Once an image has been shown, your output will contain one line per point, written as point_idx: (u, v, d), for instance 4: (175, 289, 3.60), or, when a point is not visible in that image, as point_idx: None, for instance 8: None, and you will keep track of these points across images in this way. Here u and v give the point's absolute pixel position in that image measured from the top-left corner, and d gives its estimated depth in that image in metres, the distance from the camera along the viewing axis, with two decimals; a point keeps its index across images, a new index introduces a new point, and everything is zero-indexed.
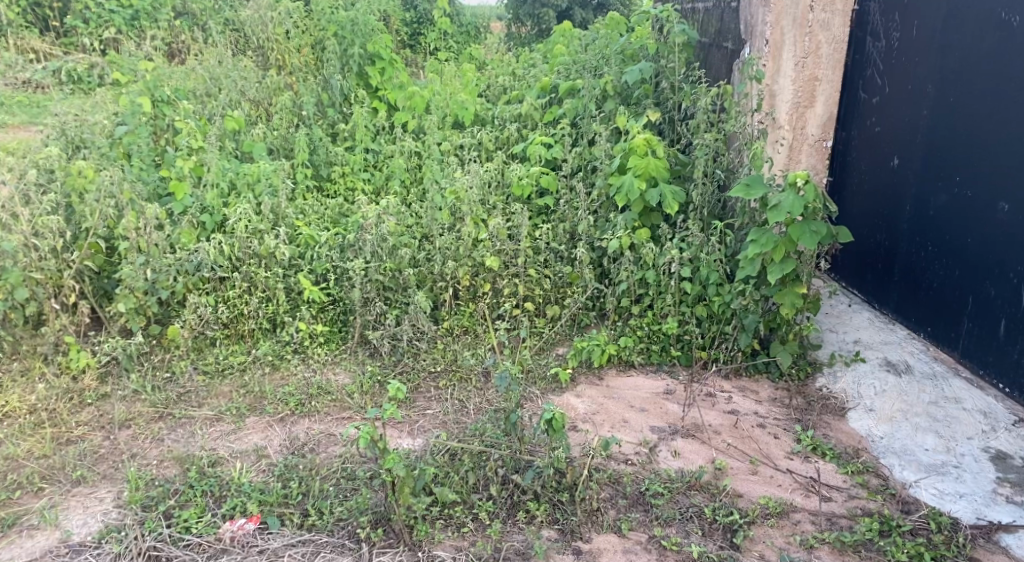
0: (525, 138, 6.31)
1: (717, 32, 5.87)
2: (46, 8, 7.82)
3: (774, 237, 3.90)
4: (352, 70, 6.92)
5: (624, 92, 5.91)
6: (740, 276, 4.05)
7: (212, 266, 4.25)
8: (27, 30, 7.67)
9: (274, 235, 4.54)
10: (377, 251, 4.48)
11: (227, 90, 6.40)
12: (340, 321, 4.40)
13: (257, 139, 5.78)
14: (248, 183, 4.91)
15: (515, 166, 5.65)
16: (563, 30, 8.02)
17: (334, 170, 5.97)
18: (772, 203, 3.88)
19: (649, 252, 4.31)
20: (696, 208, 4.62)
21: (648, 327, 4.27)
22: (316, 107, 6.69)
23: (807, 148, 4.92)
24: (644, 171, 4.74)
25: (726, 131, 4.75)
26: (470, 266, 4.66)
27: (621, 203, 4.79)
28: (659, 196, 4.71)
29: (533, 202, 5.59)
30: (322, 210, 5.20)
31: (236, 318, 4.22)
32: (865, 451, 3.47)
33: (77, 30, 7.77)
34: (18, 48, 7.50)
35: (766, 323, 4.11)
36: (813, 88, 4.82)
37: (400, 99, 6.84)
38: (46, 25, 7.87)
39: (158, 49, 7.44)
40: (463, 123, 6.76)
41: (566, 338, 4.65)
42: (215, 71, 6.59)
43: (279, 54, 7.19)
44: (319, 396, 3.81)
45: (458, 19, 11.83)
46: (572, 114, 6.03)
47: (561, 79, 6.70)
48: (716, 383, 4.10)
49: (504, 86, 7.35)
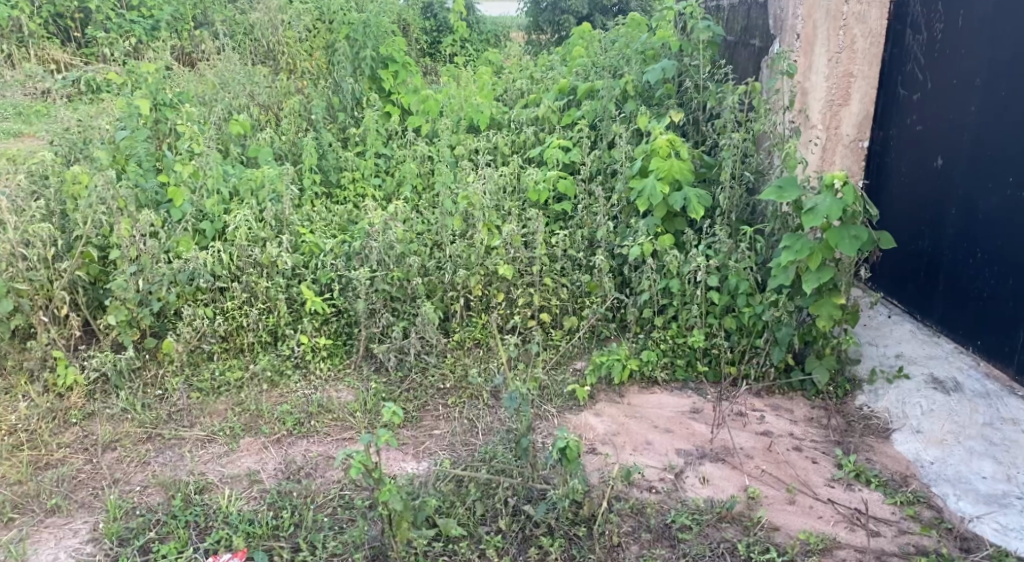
0: (542, 141, 6.07)
1: (744, 28, 5.59)
2: (69, 19, 7.66)
3: (809, 243, 3.61)
4: (364, 73, 6.71)
5: (645, 93, 5.64)
6: (773, 285, 3.75)
7: (209, 276, 4.02)
8: (48, 41, 7.49)
9: (277, 243, 4.34)
10: (384, 260, 4.23)
11: (237, 94, 6.20)
12: (345, 334, 4.16)
13: (264, 144, 5.57)
14: (251, 188, 4.70)
15: (531, 170, 5.40)
16: (583, 31, 7.78)
17: (344, 176, 5.76)
18: (807, 206, 3.59)
19: (673, 260, 4.04)
20: (723, 212, 4.34)
21: (672, 339, 3.99)
22: (327, 111, 6.48)
23: (842, 148, 4.63)
24: (666, 173, 4.50)
25: (755, 132, 4.47)
26: (482, 275, 4.42)
27: (643, 207, 4.52)
28: (684, 200, 4.44)
29: (550, 208, 5.35)
30: (329, 217, 4.97)
31: (234, 331, 4.01)
32: (914, 479, 3.16)
33: (97, 40, 7.63)
34: (40, 59, 7.32)
35: (800, 335, 3.82)
36: (848, 84, 4.52)
37: (414, 103, 6.62)
38: (66, 35, 7.71)
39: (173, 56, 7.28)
40: (478, 127, 6.52)
41: (584, 351, 4.40)
42: (224, 76, 6.40)
43: (291, 58, 7.00)
44: (320, 415, 3.57)
45: (477, 26, 11.67)
46: (592, 116, 5.77)
47: (580, 80, 6.46)
48: (747, 401, 3.80)
49: (522, 89, 7.11)
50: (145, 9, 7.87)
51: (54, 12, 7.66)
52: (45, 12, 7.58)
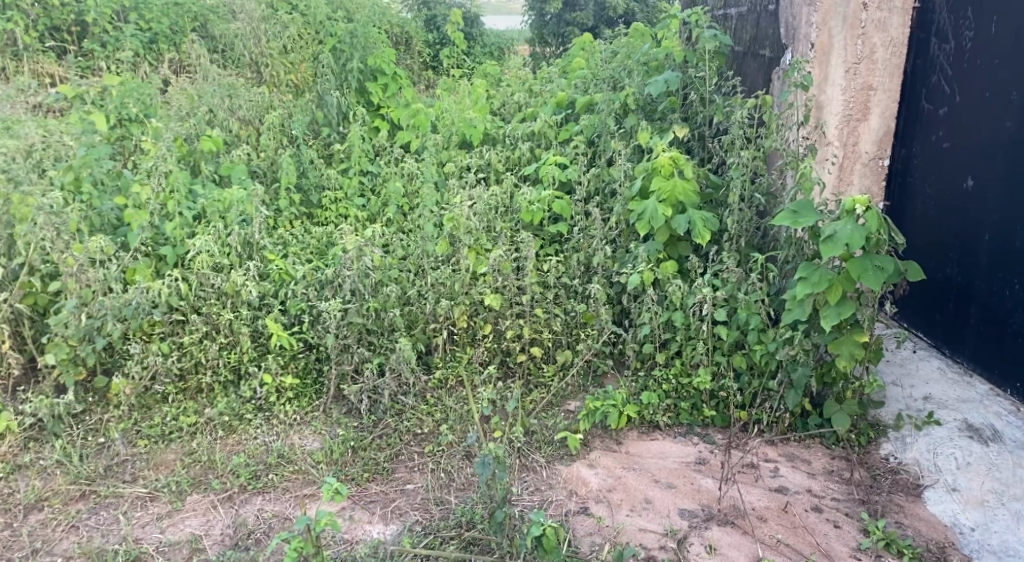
0: (537, 158, 5.73)
1: (752, 38, 5.25)
2: (64, 33, 7.37)
3: (828, 274, 3.24)
4: (352, 86, 6.39)
5: (647, 106, 5.29)
6: (787, 320, 3.36)
7: (163, 308, 3.66)
8: (42, 55, 7.12)
9: (242, 270, 4.00)
10: (359, 288, 3.89)
11: (217, 109, 5.88)
12: (315, 372, 3.79)
13: (241, 163, 5.23)
14: (218, 211, 4.36)
15: (525, 190, 5.06)
16: (584, 42, 7.44)
17: (325, 196, 5.40)
18: (825, 233, 3.22)
19: (675, 291, 3.68)
20: (732, 237, 3.97)
21: (675, 379, 3.62)
22: (311, 126, 6.14)
23: (861, 167, 4.27)
24: (669, 195, 4.15)
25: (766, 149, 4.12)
26: (468, 305, 4.09)
27: (643, 231, 4.16)
28: (688, 223, 4.08)
29: (545, 230, 5.00)
30: (307, 240, 4.63)
31: (194, 368, 3.65)
32: (953, 549, 2.80)
33: (94, 55, 7.33)
34: (34, 73, 6.92)
35: (818, 377, 3.43)
36: (866, 97, 4.17)
37: (404, 117, 6.29)
38: (62, 49, 7.41)
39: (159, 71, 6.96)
40: (472, 143, 6.18)
41: (580, 390, 4.03)
42: (206, 89, 6.07)
43: (277, 70, 6.68)
44: (279, 466, 3.23)
45: (478, 41, 11.44)
46: (590, 131, 5.43)
47: (579, 93, 6.12)
48: (759, 449, 3.42)
49: (519, 103, 6.77)
50: (144, 22, 7.59)
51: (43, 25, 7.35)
52: (41, 26, 7.28)
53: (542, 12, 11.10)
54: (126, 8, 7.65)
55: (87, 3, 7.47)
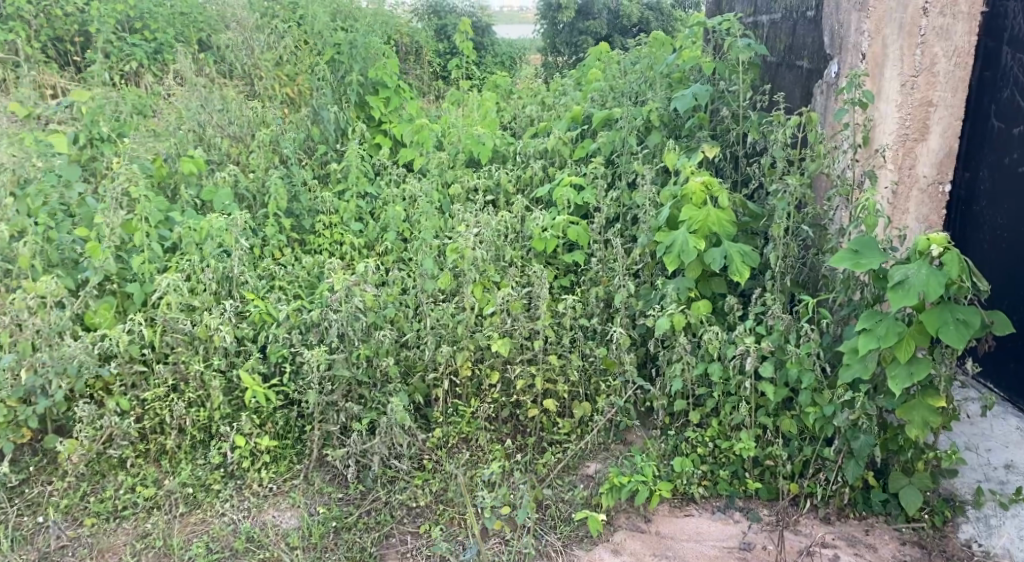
0: (551, 178, 5.27)
1: (789, 47, 4.76)
2: (68, 43, 7.00)
3: (897, 326, 2.74)
4: (351, 100, 5.94)
5: (672, 124, 4.82)
6: (847, 379, 2.85)
7: (123, 359, 3.22)
8: (45, 65, 6.74)
9: (219, 311, 3.55)
10: (348, 335, 3.42)
11: (207, 127, 5.44)
12: (297, 430, 3.33)
13: (229, 186, 4.79)
14: (193, 242, 3.91)
15: (537, 214, 4.61)
16: (600, 52, 6.96)
17: (318, 222, 4.93)
18: (894, 279, 2.72)
19: (712, 340, 3.20)
20: (774, 276, 3.48)
21: (712, 443, 3.15)
22: (307, 143, 5.69)
23: (917, 193, 3.76)
24: (701, 225, 3.67)
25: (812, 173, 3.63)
26: (472, 351, 3.61)
27: (671, 266, 3.67)
28: (723, 258, 3.60)
29: (559, 259, 4.55)
30: (297, 272, 4.18)
31: (157, 428, 3.21)
32: None
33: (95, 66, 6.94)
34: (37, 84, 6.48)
35: (882, 444, 2.94)
36: (926, 114, 3.67)
37: (407, 133, 5.83)
38: (64, 60, 7.04)
39: (154, 85, 6.57)
40: (479, 161, 5.73)
41: (601, 449, 3.54)
42: (196, 102, 5.63)
43: (271, 83, 6.22)
44: (247, 554, 2.90)
45: (488, 53, 11.09)
46: (608, 149, 4.95)
47: (596, 107, 5.66)
48: (815, 531, 2.96)
49: (531, 117, 6.30)
50: (147, 31, 7.20)
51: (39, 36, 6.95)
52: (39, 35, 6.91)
53: (555, 21, 10.67)
54: (132, 17, 7.27)
55: (89, 12, 7.09)
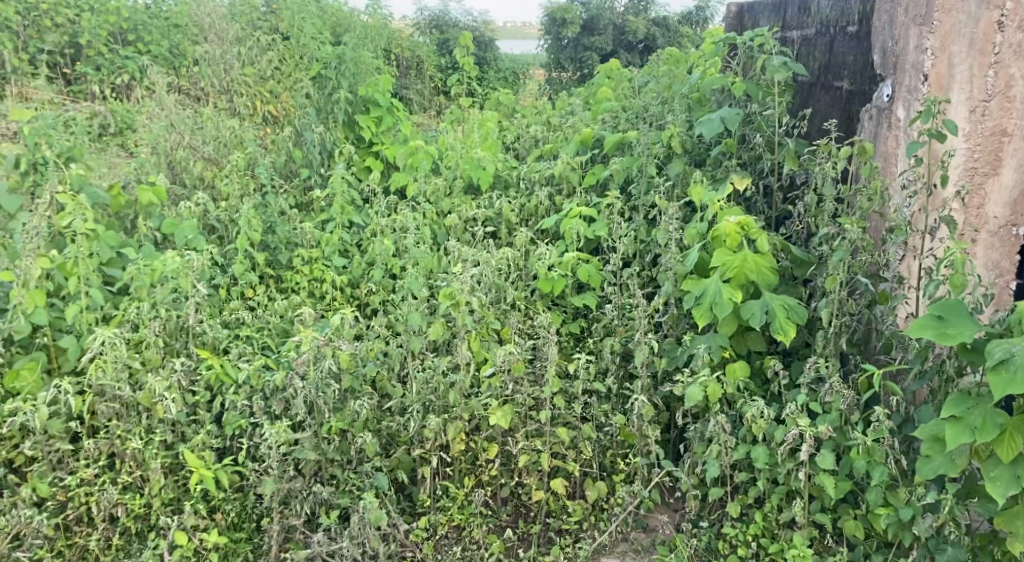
0: (558, 209, 4.75)
1: (828, 67, 4.24)
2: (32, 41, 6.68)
3: (996, 416, 2.21)
4: (338, 120, 5.43)
5: (695, 151, 4.30)
6: (929, 476, 2.32)
7: (40, 438, 2.69)
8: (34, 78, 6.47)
9: (167, 371, 3.01)
10: (318, 405, 2.90)
11: (179, 148, 4.94)
12: (256, 519, 2.83)
13: (196, 218, 4.27)
14: (143, 285, 3.38)
15: (543, 250, 4.13)
16: (610, 68, 6.44)
17: (297, 256, 4.40)
18: (993, 357, 2.18)
19: (756, 420, 2.67)
20: (827, 337, 2.95)
21: (757, 544, 2.64)
22: (288, 167, 5.16)
23: (987, 238, 3.21)
24: (735, 274, 3.15)
25: (863, 212, 3.16)
26: (466, 421, 3.07)
27: (702, 321, 3.14)
28: (764, 314, 3.07)
29: (568, 301, 4.04)
30: (269, 319, 3.77)
31: (83, 520, 2.70)
32: None
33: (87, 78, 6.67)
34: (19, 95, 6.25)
35: (971, 557, 2.39)
36: (998, 145, 3.14)
37: (399, 155, 5.31)
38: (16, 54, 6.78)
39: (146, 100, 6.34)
40: (479, 188, 5.21)
41: (620, 542, 2.99)
42: (168, 120, 5.13)
43: (253, 98, 5.70)
44: None
45: (491, 69, 10.65)
46: (622, 178, 4.43)
47: (607, 129, 5.13)
48: None
49: (536, 137, 5.78)
50: (141, 45, 7.00)
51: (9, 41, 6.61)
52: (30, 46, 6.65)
53: (559, 36, 10.17)
54: (126, 29, 7.12)
55: (73, 21, 6.86)
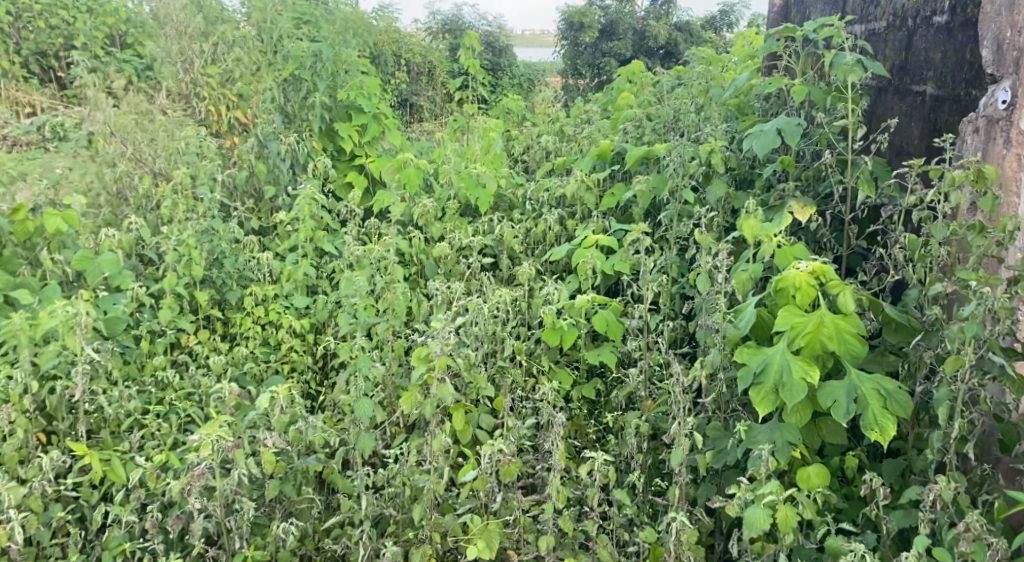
0: (570, 236, 3.94)
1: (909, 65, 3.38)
2: (53, 59, 7.16)
3: None
4: (315, 128, 4.65)
5: (739, 169, 3.47)
6: None
7: None
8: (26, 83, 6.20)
9: (32, 470, 2.24)
10: (228, 529, 2.12)
11: (125, 161, 4.21)
12: None
13: (125, 248, 3.51)
14: (21, 344, 2.60)
15: (550, 291, 3.31)
16: (633, 71, 5.61)
17: (249, 295, 3.61)
18: None
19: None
20: (940, 442, 2.13)
21: None
22: (251, 184, 4.38)
23: None
24: (808, 342, 2.31)
25: (982, 261, 2.32)
26: (439, 543, 2.30)
27: (764, 407, 2.31)
28: (851, 399, 2.23)
29: (581, 356, 3.23)
30: (202, 384, 3.01)
31: None
32: None
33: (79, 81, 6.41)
34: (12, 101, 6.51)
35: None
36: None
37: (386, 171, 4.50)
38: (49, 76, 7.23)
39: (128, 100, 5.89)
40: (477, 209, 4.40)
41: None
42: (118, 129, 4.40)
43: (217, 103, 4.94)
44: None
45: (504, 75, 9.90)
46: (648, 201, 3.61)
47: (630, 140, 4.30)
48: None
49: (547, 149, 4.97)
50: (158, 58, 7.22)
51: (50, 65, 7.18)
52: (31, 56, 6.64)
53: (576, 41, 9.38)
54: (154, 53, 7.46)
55: (75, 26, 7.20)
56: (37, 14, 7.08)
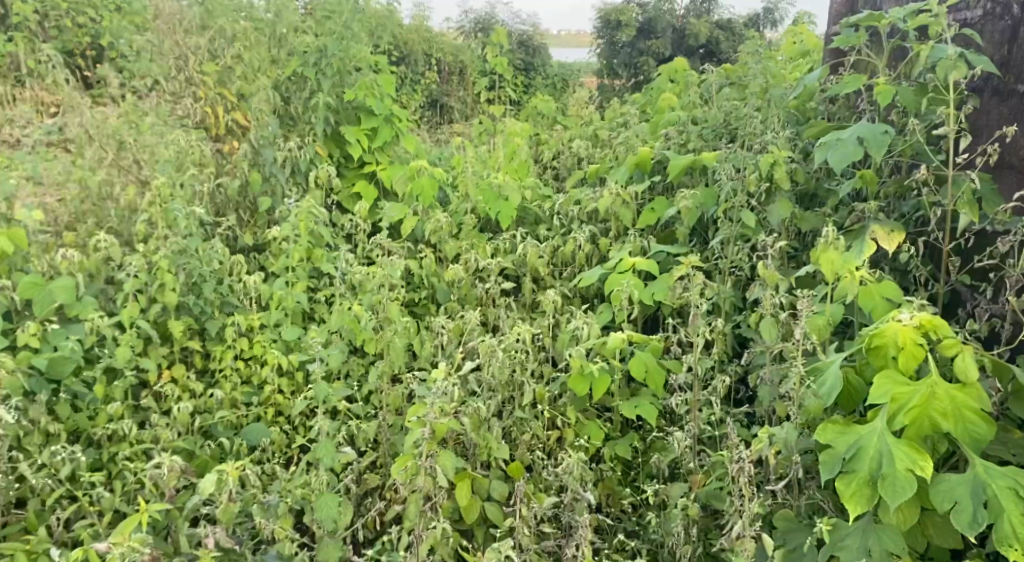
0: (603, 258, 3.40)
1: None
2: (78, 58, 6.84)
3: None
4: (318, 132, 4.15)
5: (807, 184, 2.91)
6: None
7: None
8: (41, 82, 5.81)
9: None
10: None
11: (107, 169, 3.76)
12: None
13: (89, 270, 3.05)
14: None
15: (577, 328, 2.78)
16: (674, 69, 5.05)
17: (231, 325, 3.13)
18: None
19: None
20: None
21: None
22: (247, 195, 3.90)
23: None
24: (915, 421, 1.76)
25: None
26: None
27: (856, 508, 1.74)
28: (979, 500, 1.68)
29: (614, 407, 2.69)
30: (160, 437, 2.54)
31: None
32: None
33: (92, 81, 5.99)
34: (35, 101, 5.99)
35: None
36: None
37: (396, 180, 3.99)
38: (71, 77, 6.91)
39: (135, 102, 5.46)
40: (498, 223, 3.88)
41: None
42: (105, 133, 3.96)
43: (216, 104, 4.47)
44: None
45: (538, 75, 9.37)
46: (695, 220, 3.06)
47: (673, 146, 3.74)
48: None
49: (578, 155, 4.43)
50: None
51: (75, 65, 6.79)
52: (46, 53, 6.26)
53: (612, 39, 8.81)
54: None
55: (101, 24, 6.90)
56: (63, 13, 6.77)
